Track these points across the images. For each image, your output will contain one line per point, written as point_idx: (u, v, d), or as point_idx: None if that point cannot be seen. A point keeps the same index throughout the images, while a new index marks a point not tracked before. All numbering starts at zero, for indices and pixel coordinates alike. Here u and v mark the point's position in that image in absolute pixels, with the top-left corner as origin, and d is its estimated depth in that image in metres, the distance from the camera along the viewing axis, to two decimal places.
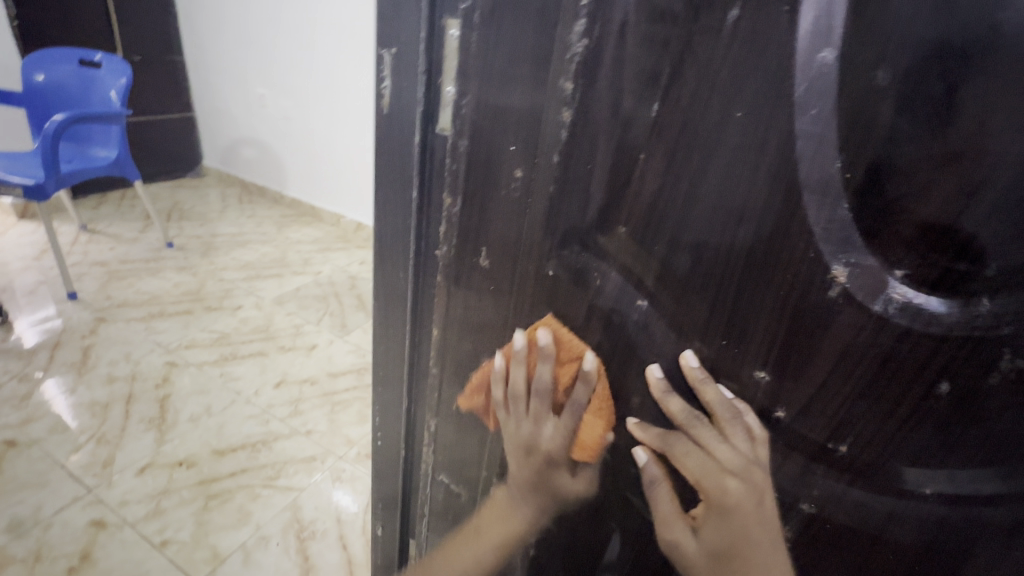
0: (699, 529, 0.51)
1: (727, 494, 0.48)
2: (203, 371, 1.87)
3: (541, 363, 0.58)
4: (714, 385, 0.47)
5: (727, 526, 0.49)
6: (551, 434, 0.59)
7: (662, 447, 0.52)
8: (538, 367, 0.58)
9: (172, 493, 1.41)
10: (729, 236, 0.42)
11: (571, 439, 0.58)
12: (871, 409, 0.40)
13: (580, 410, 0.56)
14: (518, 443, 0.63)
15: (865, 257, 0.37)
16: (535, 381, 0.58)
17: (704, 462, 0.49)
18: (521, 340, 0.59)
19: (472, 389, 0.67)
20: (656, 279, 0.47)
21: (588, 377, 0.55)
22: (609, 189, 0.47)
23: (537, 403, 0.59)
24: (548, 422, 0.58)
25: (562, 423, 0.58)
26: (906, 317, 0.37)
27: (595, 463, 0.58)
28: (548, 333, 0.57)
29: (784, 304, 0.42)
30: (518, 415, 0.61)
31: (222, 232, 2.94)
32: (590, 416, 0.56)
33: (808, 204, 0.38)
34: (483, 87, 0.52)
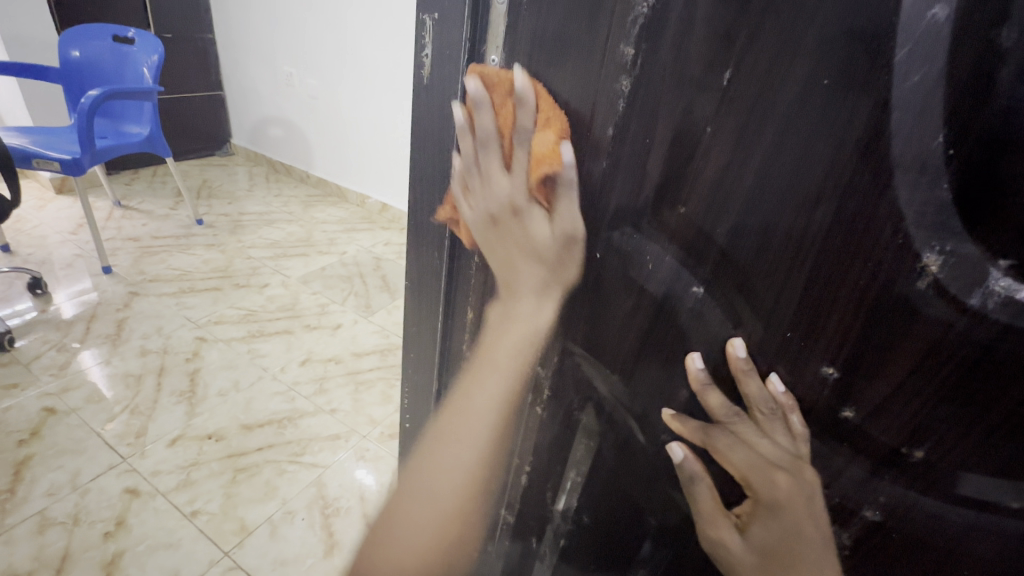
0: (745, 528, 0.48)
1: (776, 489, 0.46)
2: (231, 346, 1.90)
3: (478, 111, 0.54)
4: (760, 375, 0.45)
5: (776, 522, 0.47)
6: (504, 175, 0.52)
7: (703, 441, 0.50)
8: (474, 177, 0.56)
9: (202, 465, 1.44)
10: (804, 219, 0.38)
11: (526, 169, 0.50)
12: (956, 414, 0.36)
13: (529, 133, 0.50)
14: (489, 214, 0.56)
15: (961, 245, 0.33)
16: (489, 148, 0.54)
17: (749, 456, 0.47)
18: (459, 111, 0.56)
19: (445, 199, 0.64)
20: (715, 265, 0.44)
21: (522, 98, 0.50)
22: (667, 166, 0.43)
23: (490, 157, 0.53)
24: (499, 140, 0.53)
25: (505, 146, 0.52)
26: (1007, 313, 0.32)
27: (567, 188, 0.50)
28: (471, 102, 0.55)
29: (863, 297, 0.38)
30: (479, 193, 0.57)
31: (250, 211, 2.97)
32: (537, 135, 0.50)
33: (899, 185, 0.34)
34: (532, 54, 0.49)
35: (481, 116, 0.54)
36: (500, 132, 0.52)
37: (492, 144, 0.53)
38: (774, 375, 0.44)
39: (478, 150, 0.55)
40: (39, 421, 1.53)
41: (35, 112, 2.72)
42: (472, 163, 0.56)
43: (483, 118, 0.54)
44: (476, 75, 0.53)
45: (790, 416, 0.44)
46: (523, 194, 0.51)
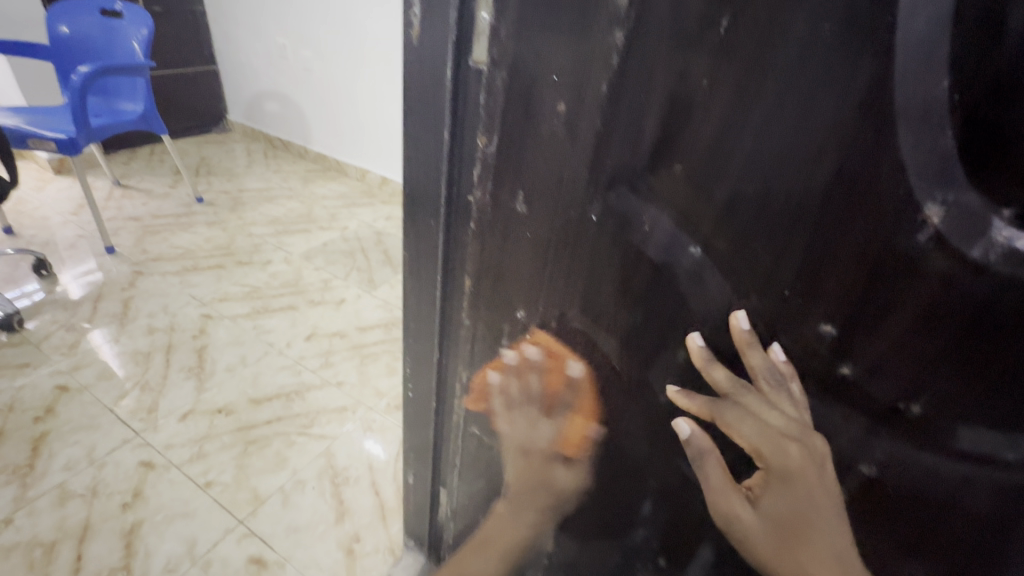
0: (758, 500, 0.48)
1: (788, 460, 0.46)
2: (237, 323, 1.91)
3: (532, 372, 0.64)
4: (762, 346, 0.45)
5: (789, 493, 0.46)
6: (562, 395, 0.62)
7: (711, 414, 0.50)
8: (526, 376, 0.65)
9: (213, 438, 1.47)
10: (805, 173, 0.37)
11: (559, 436, 0.64)
12: (954, 369, 0.36)
13: (569, 398, 0.62)
14: (518, 445, 0.68)
15: (963, 195, 0.32)
16: (546, 403, 0.63)
17: (759, 428, 0.47)
18: (508, 357, 0.67)
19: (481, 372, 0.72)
20: (713, 224, 0.43)
21: (575, 381, 0.60)
22: (664, 122, 0.42)
23: (531, 405, 0.65)
24: (557, 400, 0.63)
25: (552, 386, 0.62)
26: (1008, 266, 0.32)
27: (587, 457, 0.63)
28: (526, 372, 0.65)
29: (864, 252, 0.37)
30: (510, 409, 0.68)
31: (250, 187, 2.95)
32: (578, 417, 0.62)
33: (902, 135, 0.33)
34: (524, 9, 0.47)
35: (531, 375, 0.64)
36: (552, 399, 0.63)
37: (538, 383, 0.64)
38: (774, 344, 0.44)
39: (518, 390, 0.66)
40: (53, 398, 1.56)
41: (28, 92, 2.68)
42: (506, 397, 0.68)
43: (531, 367, 0.64)
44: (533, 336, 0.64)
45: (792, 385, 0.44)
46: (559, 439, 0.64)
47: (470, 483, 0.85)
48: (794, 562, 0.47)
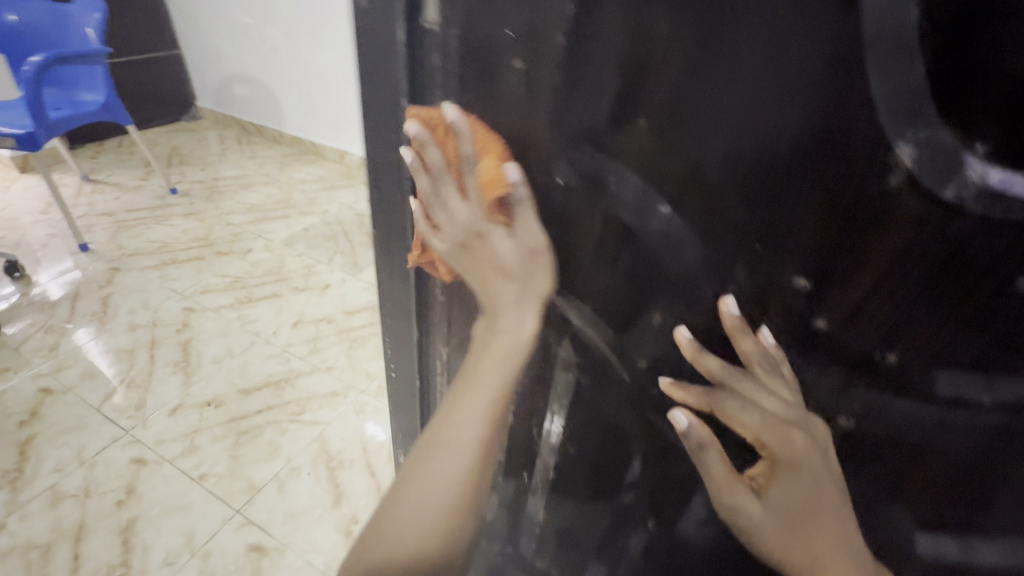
0: (763, 490, 0.48)
1: (793, 447, 0.45)
2: (221, 314, 1.88)
3: (448, 182, 0.53)
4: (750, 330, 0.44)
5: (795, 482, 0.46)
6: (512, 280, 0.55)
7: (708, 403, 0.49)
8: (461, 198, 0.53)
9: (204, 431, 1.47)
10: (770, 118, 0.35)
11: (495, 233, 0.53)
12: (930, 315, 0.36)
13: (483, 179, 0.51)
14: (475, 273, 0.57)
15: (937, 132, 0.31)
16: (494, 256, 0.54)
17: (759, 416, 0.46)
18: (459, 139, 0.51)
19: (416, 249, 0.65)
20: (681, 180, 0.41)
21: (475, 156, 0.51)
22: (625, 73, 0.40)
23: (450, 195, 0.54)
24: (502, 250, 0.54)
25: (501, 246, 0.53)
26: (981, 205, 0.31)
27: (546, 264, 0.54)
28: (488, 175, 0.51)
29: (833, 199, 0.36)
30: (439, 210, 0.56)
31: (225, 175, 2.87)
32: (489, 187, 0.51)
33: (871, 70, 0.31)
34: None
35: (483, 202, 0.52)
36: (494, 241, 0.53)
37: (484, 238, 0.53)
38: (762, 326, 0.43)
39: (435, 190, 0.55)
40: (37, 401, 1.54)
41: None
42: (442, 189, 0.54)
43: (489, 174, 0.50)
44: (478, 146, 0.51)
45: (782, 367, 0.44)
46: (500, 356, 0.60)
47: None
48: (803, 543, 0.47)
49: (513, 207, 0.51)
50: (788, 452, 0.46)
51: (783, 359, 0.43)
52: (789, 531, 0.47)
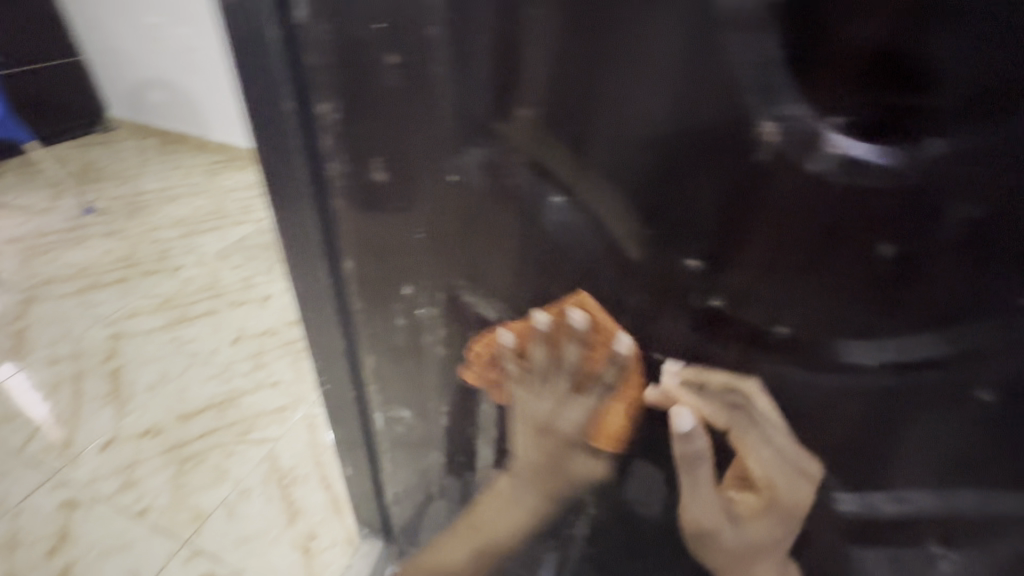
0: (742, 521, 0.47)
1: (795, 494, 0.45)
2: (152, 338, 1.77)
3: (570, 343, 0.48)
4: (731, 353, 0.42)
5: (780, 521, 0.46)
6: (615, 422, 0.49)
7: (725, 425, 0.45)
8: (566, 344, 0.49)
9: (142, 463, 1.38)
10: (641, 101, 0.35)
11: (591, 421, 0.50)
12: (814, 285, 0.36)
13: (606, 377, 0.48)
14: (535, 419, 0.54)
15: (796, 108, 0.31)
16: (602, 413, 0.50)
17: (773, 455, 0.44)
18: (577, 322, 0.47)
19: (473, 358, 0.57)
20: (568, 169, 0.40)
21: (619, 362, 0.47)
22: (499, 62, 0.39)
23: (568, 400, 0.50)
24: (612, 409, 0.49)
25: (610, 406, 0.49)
26: (842, 174, 0.32)
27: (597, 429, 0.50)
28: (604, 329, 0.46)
29: (710, 178, 0.35)
30: (536, 343, 0.51)
31: (147, 189, 2.69)
32: (616, 403, 0.49)
33: (728, 49, 0.31)
34: None
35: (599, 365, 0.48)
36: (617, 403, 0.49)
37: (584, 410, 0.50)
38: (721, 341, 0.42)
39: (546, 382, 0.51)
40: None
41: None
42: (550, 341, 0.49)
43: (594, 338, 0.47)
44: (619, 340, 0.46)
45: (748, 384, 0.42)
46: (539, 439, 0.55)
47: (403, 467, 0.82)
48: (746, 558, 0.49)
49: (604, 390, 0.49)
50: (782, 492, 0.45)
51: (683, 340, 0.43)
52: (752, 549, 0.48)
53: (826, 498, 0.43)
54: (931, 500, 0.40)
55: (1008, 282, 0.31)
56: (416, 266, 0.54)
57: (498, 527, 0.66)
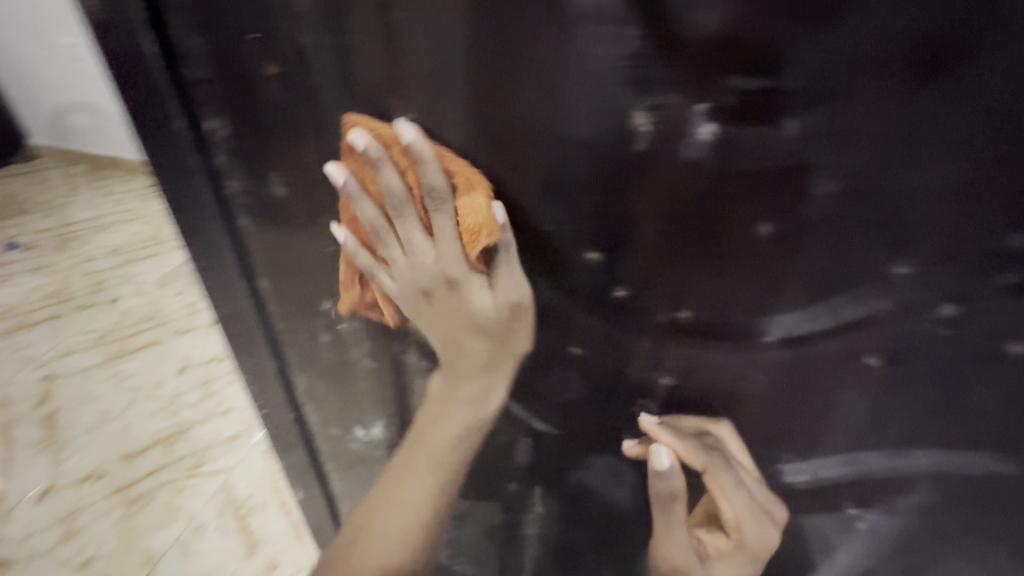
0: (708, 563, 0.48)
1: (760, 537, 0.48)
2: (89, 376, 1.67)
3: (375, 173, 0.41)
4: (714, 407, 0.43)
5: (743, 561, 0.49)
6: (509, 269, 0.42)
7: (701, 465, 0.44)
8: (377, 187, 0.41)
9: (84, 510, 1.31)
10: (519, 98, 0.35)
11: (454, 234, 0.41)
12: (705, 269, 0.37)
13: (438, 190, 0.40)
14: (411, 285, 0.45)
15: (664, 97, 0.31)
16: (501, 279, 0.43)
17: (746, 499, 0.45)
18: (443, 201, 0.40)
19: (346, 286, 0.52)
20: (462, 171, 0.40)
21: (418, 154, 0.39)
22: (378, 67, 0.38)
23: (405, 240, 0.42)
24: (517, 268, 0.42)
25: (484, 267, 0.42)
26: (715, 159, 0.32)
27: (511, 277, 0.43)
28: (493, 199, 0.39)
29: (596, 171, 0.36)
30: (386, 243, 0.43)
31: (76, 217, 2.53)
32: (458, 201, 0.40)
33: (588, 42, 0.32)
34: None
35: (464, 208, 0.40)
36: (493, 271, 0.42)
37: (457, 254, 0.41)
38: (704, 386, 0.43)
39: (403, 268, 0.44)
40: None
41: None
42: (416, 213, 0.41)
43: (474, 215, 0.40)
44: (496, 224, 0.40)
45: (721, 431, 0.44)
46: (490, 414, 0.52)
47: (354, 485, 0.79)
48: None
49: (502, 259, 0.42)
50: (750, 535, 0.47)
51: (596, 334, 0.43)
52: None
53: (786, 466, 0.45)
54: (881, 466, 0.42)
55: (872, 253, 0.33)
56: (330, 280, 0.52)
57: (406, 502, 0.58)
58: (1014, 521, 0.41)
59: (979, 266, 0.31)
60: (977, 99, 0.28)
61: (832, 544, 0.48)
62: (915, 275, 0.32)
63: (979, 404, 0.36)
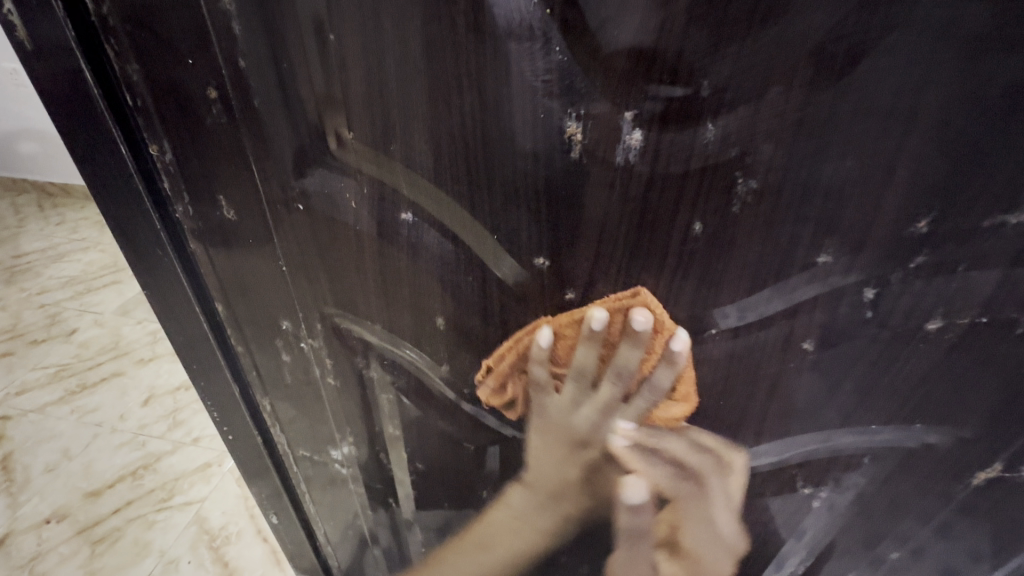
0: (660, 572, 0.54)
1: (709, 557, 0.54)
2: (46, 414, 1.60)
3: (622, 344, 0.42)
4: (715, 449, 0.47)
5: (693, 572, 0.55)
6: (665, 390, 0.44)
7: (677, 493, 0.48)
8: (625, 348, 0.42)
9: (46, 554, 1.25)
10: (455, 112, 0.36)
11: (650, 396, 0.44)
12: (648, 268, 0.38)
13: (659, 368, 0.43)
14: (596, 431, 0.48)
15: (592, 106, 0.33)
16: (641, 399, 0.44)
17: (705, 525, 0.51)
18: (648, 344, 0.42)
19: (502, 389, 0.50)
20: (408, 185, 0.40)
21: (642, 334, 0.41)
22: (316, 88, 0.38)
23: (630, 396, 0.44)
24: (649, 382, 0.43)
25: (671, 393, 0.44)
26: (646, 163, 0.34)
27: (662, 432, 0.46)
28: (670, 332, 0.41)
29: (537, 179, 0.37)
30: (608, 380, 0.44)
31: (26, 248, 2.42)
32: (656, 371, 0.43)
33: (516, 57, 0.32)
34: None
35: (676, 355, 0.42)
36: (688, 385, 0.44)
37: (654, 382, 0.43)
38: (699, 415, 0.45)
39: (611, 401, 0.45)
40: None
41: None
42: (624, 365, 0.43)
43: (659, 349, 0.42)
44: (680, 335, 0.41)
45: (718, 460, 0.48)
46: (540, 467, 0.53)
47: (328, 504, 0.78)
48: None
49: (469, 269, 0.43)
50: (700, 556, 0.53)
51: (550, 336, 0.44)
52: None
53: (743, 455, 0.47)
54: (824, 447, 0.45)
55: (796, 244, 0.34)
56: (287, 299, 0.52)
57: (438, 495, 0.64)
58: (948, 482, 0.45)
59: (890, 250, 0.33)
60: (875, 95, 0.29)
61: (792, 518, 0.51)
62: (836, 261, 0.35)
63: (909, 378, 0.39)
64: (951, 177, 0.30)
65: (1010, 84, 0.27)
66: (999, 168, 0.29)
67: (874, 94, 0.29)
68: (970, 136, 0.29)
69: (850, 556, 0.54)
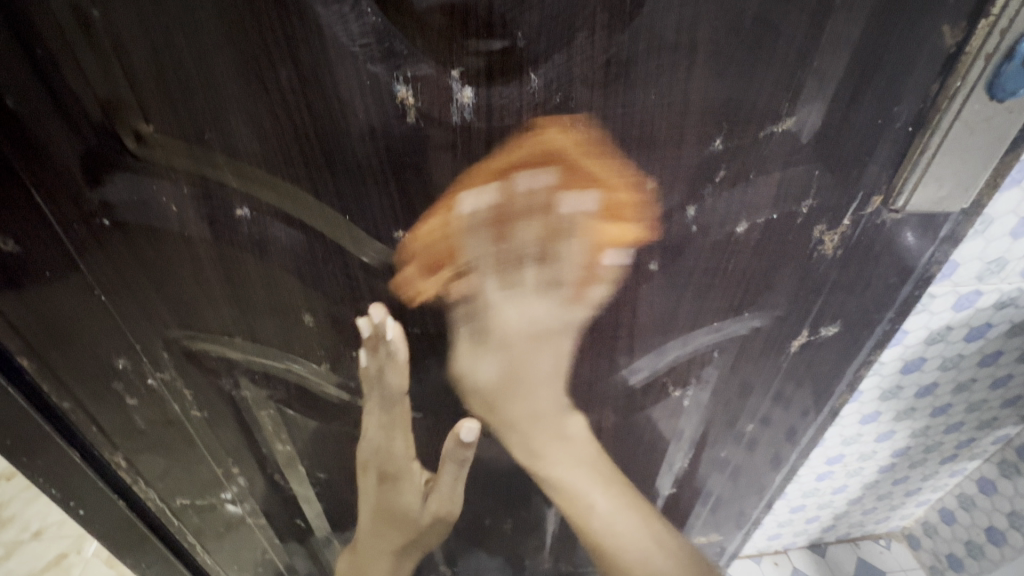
0: (509, 471, 0.62)
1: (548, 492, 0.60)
2: None
3: (476, 220, 0.40)
4: (581, 377, 0.52)
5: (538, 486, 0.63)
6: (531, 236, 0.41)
7: (529, 422, 0.56)
8: (474, 224, 0.40)
9: None
10: (272, 88, 0.33)
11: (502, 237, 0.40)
12: (503, 225, 0.40)
13: (537, 192, 0.39)
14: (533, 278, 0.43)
15: (417, 68, 0.33)
16: (568, 216, 0.40)
17: (534, 449, 0.59)
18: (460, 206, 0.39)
19: (398, 359, 0.49)
20: (235, 177, 0.37)
21: (480, 189, 0.38)
22: (91, 77, 0.32)
23: (499, 260, 0.42)
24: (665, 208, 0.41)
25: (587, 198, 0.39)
26: (481, 119, 0.35)
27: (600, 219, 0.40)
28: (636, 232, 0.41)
29: (378, 150, 0.36)
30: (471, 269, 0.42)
31: None
32: (536, 190, 0.39)
33: (328, 22, 0.31)
34: None
35: (549, 188, 0.39)
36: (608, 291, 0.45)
37: (495, 228, 0.40)
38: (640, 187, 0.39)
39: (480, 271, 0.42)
40: None
41: None
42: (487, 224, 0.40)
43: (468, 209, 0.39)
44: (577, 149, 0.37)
45: (701, 290, 0.47)
46: (341, 466, 0.59)
47: (224, 549, 0.71)
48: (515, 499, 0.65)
49: (330, 258, 0.41)
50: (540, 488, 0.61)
51: (424, 309, 0.45)
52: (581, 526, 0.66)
53: (621, 375, 0.53)
54: (684, 351, 0.52)
55: (627, 175, 0.39)
56: (117, 334, 0.45)
57: (382, 537, 0.68)
58: (775, 357, 0.54)
59: (698, 168, 0.39)
60: (661, 33, 0.33)
61: (669, 420, 0.59)
62: (660, 186, 0.39)
63: (733, 275, 0.46)
64: (729, 99, 0.36)
65: (760, 15, 0.32)
66: (762, 87, 0.35)
67: (662, 33, 0.33)
68: (737, 63, 0.34)
69: (720, 440, 0.63)
